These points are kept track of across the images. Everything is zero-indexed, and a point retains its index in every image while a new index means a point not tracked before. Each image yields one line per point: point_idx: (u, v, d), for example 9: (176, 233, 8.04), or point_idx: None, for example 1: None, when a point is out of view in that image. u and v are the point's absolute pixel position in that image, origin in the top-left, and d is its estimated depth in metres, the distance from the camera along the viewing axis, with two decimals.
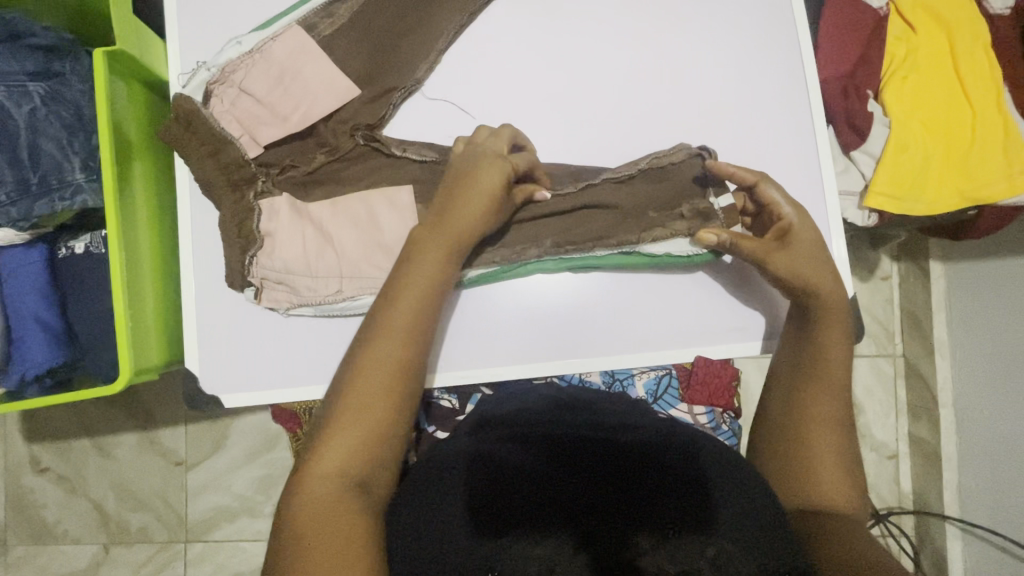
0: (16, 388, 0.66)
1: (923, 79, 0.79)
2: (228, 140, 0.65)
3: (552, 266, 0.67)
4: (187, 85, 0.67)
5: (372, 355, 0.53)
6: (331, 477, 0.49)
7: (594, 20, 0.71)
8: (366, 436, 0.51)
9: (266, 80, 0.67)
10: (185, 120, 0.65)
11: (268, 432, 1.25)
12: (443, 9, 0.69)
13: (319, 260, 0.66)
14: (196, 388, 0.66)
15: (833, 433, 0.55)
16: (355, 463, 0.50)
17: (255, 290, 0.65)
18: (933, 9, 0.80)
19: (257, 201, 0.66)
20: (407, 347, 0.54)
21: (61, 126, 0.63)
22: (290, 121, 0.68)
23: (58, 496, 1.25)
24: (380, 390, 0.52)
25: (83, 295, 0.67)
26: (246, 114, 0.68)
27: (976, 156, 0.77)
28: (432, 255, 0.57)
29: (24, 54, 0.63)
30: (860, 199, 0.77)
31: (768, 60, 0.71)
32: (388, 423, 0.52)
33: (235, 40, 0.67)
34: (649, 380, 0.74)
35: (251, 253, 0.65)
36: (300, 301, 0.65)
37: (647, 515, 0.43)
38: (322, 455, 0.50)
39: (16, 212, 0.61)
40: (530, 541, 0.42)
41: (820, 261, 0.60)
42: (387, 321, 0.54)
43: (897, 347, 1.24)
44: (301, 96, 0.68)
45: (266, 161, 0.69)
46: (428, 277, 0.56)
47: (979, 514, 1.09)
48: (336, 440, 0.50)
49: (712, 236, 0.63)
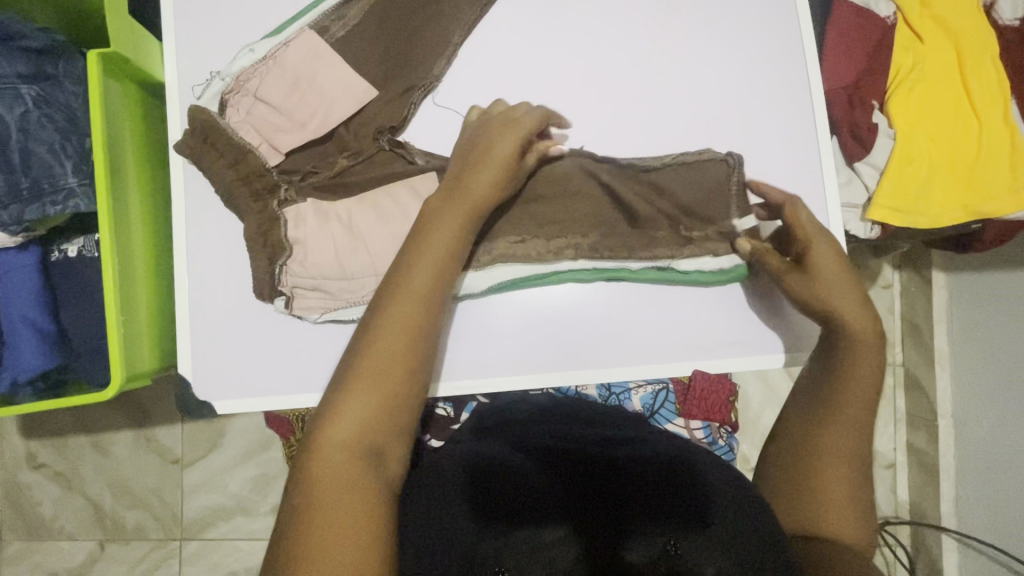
0: (8, 392, 0.66)
1: (931, 91, 0.77)
2: (247, 149, 0.64)
3: (585, 275, 0.66)
4: (202, 96, 0.66)
5: (387, 322, 0.51)
6: (344, 450, 0.46)
7: (597, 25, 0.70)
8: (382, 405, 0.48)
9: (282, 87, 0.66)
10: (202, 134, 0.64)
11: (263, 432, 1.24)
12: (443, 13, 0.68)
13: (351, 259, 0.64)
14: (189, 393, 0.65)
15: (843, 462, 0.52)
16: (371, 432, 0.48)
17: (286, 300, 0.64)
18: (942, 19, 0.78)
19: (280, 211, 0.64)
20: (423, 315, 0.52)
21: (54, 129, 0.62)
22: (308, 127, 0.66)
23: (54, 493, 1.25)
24: (393, 360, 0.50)
25: (74, 299, 0.66)
26: (263, 122, 0.67)
27: (981, 169, 0.76)
28: (449, 223, 0.55)
29: (16, 56, 0.62)
30: (862, 211, 0.76)
31: (775, 70, 0.70)
32: (405, 390, 0.50)
33: (248, 48, 0.66)
34: (646, 394, 0.73)
35: (280, 262, 0.63)
36: (336, 306, 0.64)
37: (643, 521, 0.42)
38: (334, 425, 0.47)
39: (6, 216, 0.60)
40: (530, 534, 0.41)
41: (838, 277, 0.59)
42: (405, 286, 0.52)
43: (897, 357, 1.23)
44: (318, 102, 0.66)
45: (288, 169, 0.67)
46: (442, 246, 0.54)
47: (977, 527, 1.08)
48: (347, 411, 0.48)
49: (746, 244, 0.65)
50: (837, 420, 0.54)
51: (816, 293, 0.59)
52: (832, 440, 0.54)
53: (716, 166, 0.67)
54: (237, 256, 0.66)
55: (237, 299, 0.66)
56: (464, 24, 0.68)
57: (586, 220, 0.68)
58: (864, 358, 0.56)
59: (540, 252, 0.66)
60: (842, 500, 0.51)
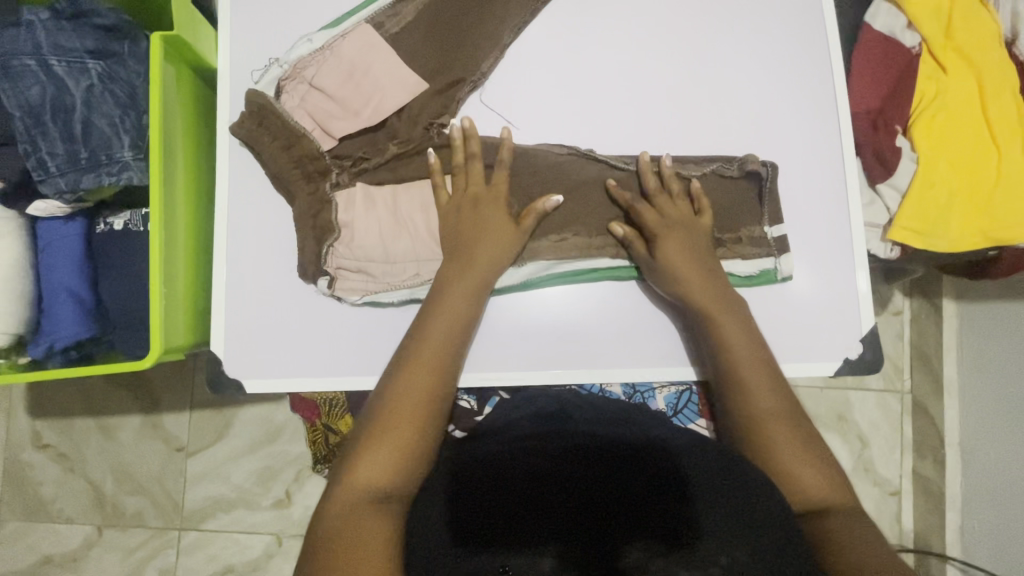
0: (41, 358, 0.69)
1: (951, 120, 0.80)
2: (300, 134, 0.67)
3: (621, 273, 0.69)
4: (260, 81, 0.69)
5: (402, 381, 0.59)
6: (361, 490, 0.54)
7: (636, 38, 0.73)
8: (394, 455, 0.56)
9: (338, 77, 0.69)
10: (257, 117, 0.67)
11: (271, 423, 1.24)
12: (490, 19, 0.71)
13: (395, 243, 0.67)
14: (219, 370, 0.66)
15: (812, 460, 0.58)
16: (382, 481, 0.54)
17: (329, 280, 0.66)
18: (964, 50, 0.81)
19: (331, 193, 0.67)
20: (430, 388, 0.59)
21: (115, 104, 0.65)
22: (361, 115, 0.69)
23: (56, 474, 1.25)
24: (408, 417, 0.57)
25: (114, 275, 0.69)
26: (318, 108, 0.69)
27: (1000, 196, 0.77)
28: (459, 297, 0.63)
29: (87, 33, 0.65)
30: (884, 230, 0.78)
31: (805, 89, 0.72)
32: (415, 440, 0.57)
33: (307, 39, 0.69)
34: (670, 394, 0.74)
35: (328, 242, 0.66)
36: (378, 287, 0.67)
37: (644, 527, 0.45)
38: (354, 472, 0.55)
39: (64, 183, 0.63)
40: (535, 548, 0.44)
41: (720, 297, 0.65)
42: (417, 357, 0.60)
43: (905, 384, 1.22)
44: (371, 91, 0.69)
45: (338, 154, 0.70)
46: (454, 318, 0.62)
47: (982, 557, 1.08)
48: (364, 463, 0.55)
49: (619, 229, 0.68)
50: (748, 396, 0.61)
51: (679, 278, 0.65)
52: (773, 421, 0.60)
53: (751, 178, 0.70)
54: (278, 237, 0.68)
55: (273, 279, 0.68)
56: (512, 31, 0.71)
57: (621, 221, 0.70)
58: (756, 356, 0.63)
59: (580, 247, 0.69)
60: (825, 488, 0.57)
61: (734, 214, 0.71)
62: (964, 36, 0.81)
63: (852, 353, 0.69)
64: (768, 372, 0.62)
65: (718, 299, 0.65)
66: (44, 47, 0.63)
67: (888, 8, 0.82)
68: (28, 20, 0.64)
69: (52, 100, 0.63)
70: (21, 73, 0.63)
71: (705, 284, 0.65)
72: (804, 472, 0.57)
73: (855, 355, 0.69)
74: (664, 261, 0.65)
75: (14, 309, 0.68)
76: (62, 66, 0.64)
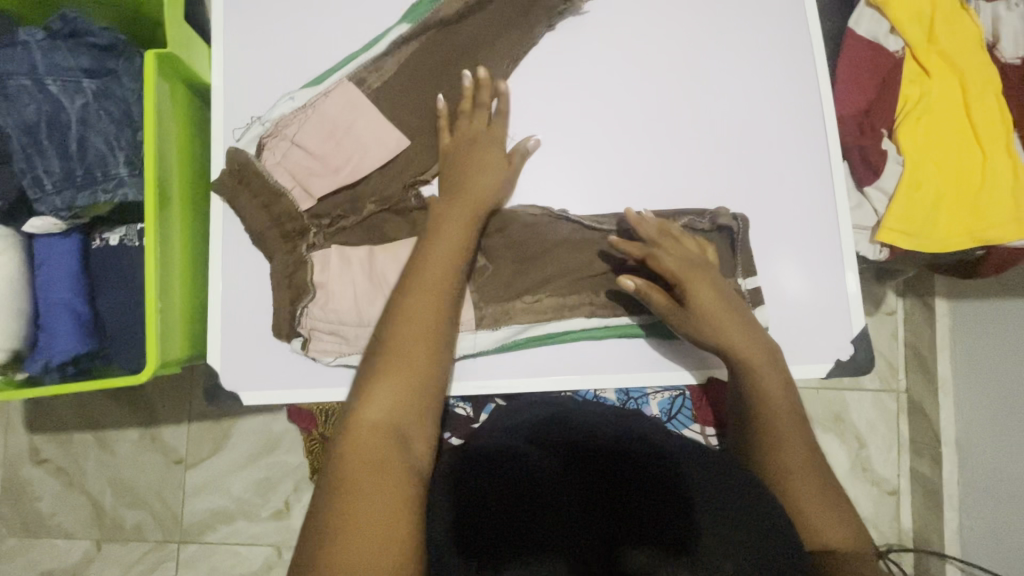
0: (37, 375, 0.68)
1: (936, 122, 0.81)
2: (279, 193, 0.68)
3: (595, 331, 0.69)
4: (241, 139, 0.70)
5: (406, 313, 0.59)
6: (376, 425, 0.54)
7: (622, 48, 0.74)
8: (407, 385, 0.56)
9: (318, 134, 0.70)
10: (237, 174, 0.69)
11: (270, 434, 1.24)
12: (479, 34, 0.73)
13: (369, 307, 0.67)
14: (216, 383, 0.67)
15: (812, 477, 0.58)
16: (398, 415, 0.55)
17: (303, 340, 0.67)
18: (946, 54, 0.82)
19: (308, 253, 0.68)
20: (435, 318, 0.59)
21: (110, 121, 0.66)
22: (341, 172, 0.70)
23: (55, 489, 1.24)
24: (417, 344, 0.57)
25: (110, 289, 0.70)
26: (298, 166, 0.70)
27: (986, 197, 0.79)
28: (458, 225, 0.63)
29: (82, 52, 0.66)
30: (872, 232, 0.79)
31: (791, 95, 0.73)
32: (426, 369, 0.57)
33: (288, 96, 0.70)
34: (663, 399, 0.76)
35: (302, 303, 0.66)
36: (350, 351, 0.67)
37: (645, 529, 0.46)
38: (367, 408, 0.54)
39: (59, 201, 0.64)
40: (534, 550, 0.44)
41: (745, 327, 0.64)
42: (421, 280, 0.60)
43: (901, 383, 1.24)
44: (353, 149, 0.70)
45: (319, 212, 0.70)
46: (454, 244, 0.63)
47: (981, 556, 1.08)
48: (378, 398, 0.55)
49: (629, 282, 0.65)
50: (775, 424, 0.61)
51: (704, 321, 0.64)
52: (781, 429, 0.61)
53: (722, 232, 0.71)
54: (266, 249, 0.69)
55: (268, 291, 0.68)
56: (500, 45, 0.73)
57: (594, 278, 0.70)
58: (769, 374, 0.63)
59: (555, 308, 0.69)
60: (824, 510, 0.56)
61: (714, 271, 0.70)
62: (946, 40, 0.82)
63: (843, 355, 0.69)
64: (786, 392, 0.63)
65: (741, 331, 0.64)
66: (40, 68, 0.64)
67: (871, 14, 0.83)
68: (23, 41, 0.65)
69: (47, 118, 0.64)
70: (17, 92, 0.63)
71: (733, 319, 0.64)
72: (805, 490, 0.57)
73: (846, 356, 0.69)
74: (698, 308, 0.64)
75: (11, 325, 0.68)
76: (58, 85, 0.65)
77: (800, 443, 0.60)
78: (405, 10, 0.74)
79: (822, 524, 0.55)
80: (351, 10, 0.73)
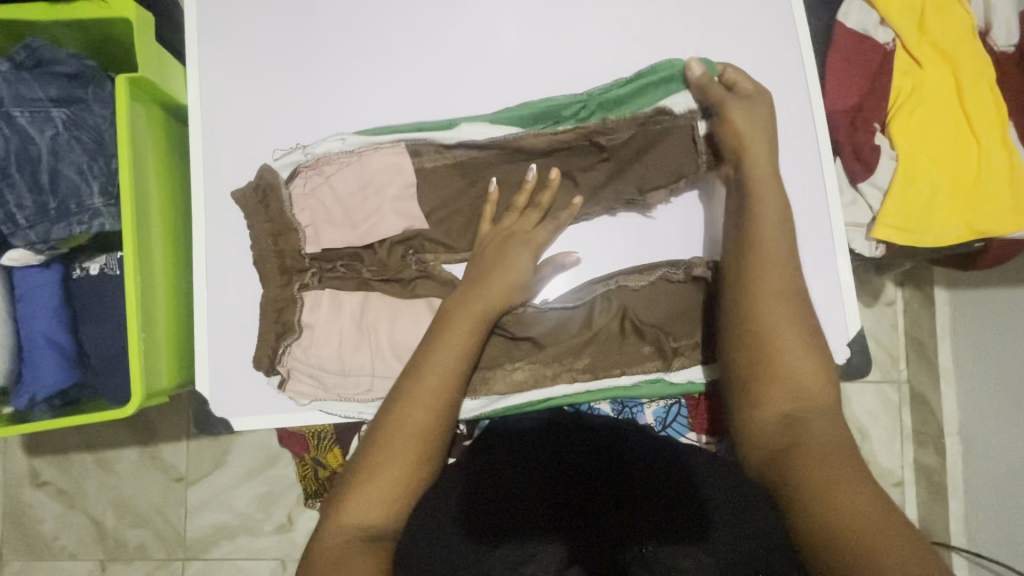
0: (24, 409, 0.67)
1: (930, 113, 0.79)
2: (293, 227, 0.67)
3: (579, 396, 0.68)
4: (278, 160, 0.69)
5: (397, 412, 0.56)
6: (350, 530, 0.51)
7: (607, 53, 0.72)
8: (389, 491, 0.52)
9: (352, 185, 0.69)
10: (261, 194, 0.67)
11: (269, 450, 1.24)
12: (461, 46, 0.72)
13: (352, 355, 0.66)
14: (205, 411, 0.66)
15: (789, 306, 0.58)
16: (375, 519, 0.51)
17: (281, 378, 0.66)
18: (938, 45, 0.80)
19: (299, 294, 0.67)
20: (426, 426, 0.55)
21: (82, 151, 0.65)
22: (358, 229, 0.69)
23: (57, 511, 1.24)
24: (405, 447, 0.54)
25: (94, 319, 0.71)
26: (319, 208, 0.69)
27: (982, 189, 0.77)
28: (460, 330, 0.60)
29: (49, 81, 0.65)
30: (868, 229, 0.78)
31: (778, 94, 0.71)
32: (409, 478, 0.53)
33: (340, 137, 0.69)
34: (658, 408, 0.73)
35: (285, 342, 0.66)
36: (326, 396, 0.66)
37: (643, 521, 0.48)
38: (344, 508, 0.52)
39: (34, 235, 0.64)
40: (522, 542, 0.47)
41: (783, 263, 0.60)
42: (415, 387, 0.57)
43: (902, 373, 1.21)
44: (375, 209, 0.69)
45: (319, 256, 0.69)
46: (454, 353, 0.59)
47: (988, 547, 1.07)
48: (358, 500, 0.52)
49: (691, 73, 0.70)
50: (772, 387, 0.56)
51: (748, 284, 0.60)
52: (766, 277, 0.59)
53: (697, 282, 0.69)
54: (248, 275, 0.68)
55: (253, 315, 0.67)
56: (483, 57, 0.72)
57: (580, 343, 0.69)
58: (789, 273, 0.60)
59: (537, 377, 0.68)
60: (795, 350, 0.56)
61: (690, 323, 0.69)
62: (938, 30, 0.81)
63: (839, 359, 0.68)
64: (804, 343, 0.57)
65: (780, 265, 0.60)
66: (7, 100, 0.64)
67: (860, 6, 0.81)
68: None
69: (16, 151, 0.63)
70: None
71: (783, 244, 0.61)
72: (781, 319, 0.57)
73: (843, 359, 0.68)
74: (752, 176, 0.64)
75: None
76: (26, 117, 0.64)
77: (786, 275, 0.60)
78: (384, 21, 0.72)
79: (789, 353, 0.56)
80: (328, 24, 0.72)
